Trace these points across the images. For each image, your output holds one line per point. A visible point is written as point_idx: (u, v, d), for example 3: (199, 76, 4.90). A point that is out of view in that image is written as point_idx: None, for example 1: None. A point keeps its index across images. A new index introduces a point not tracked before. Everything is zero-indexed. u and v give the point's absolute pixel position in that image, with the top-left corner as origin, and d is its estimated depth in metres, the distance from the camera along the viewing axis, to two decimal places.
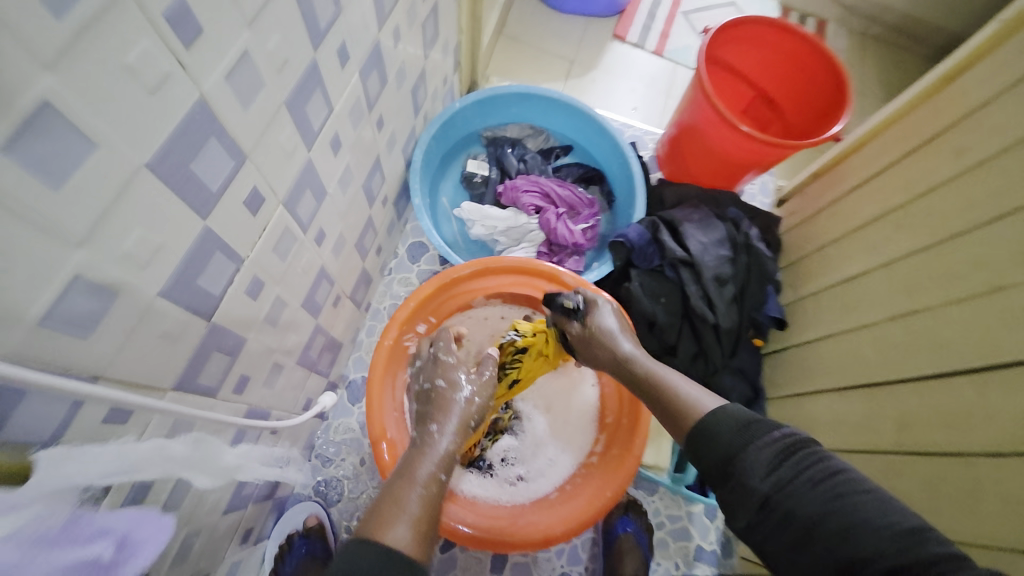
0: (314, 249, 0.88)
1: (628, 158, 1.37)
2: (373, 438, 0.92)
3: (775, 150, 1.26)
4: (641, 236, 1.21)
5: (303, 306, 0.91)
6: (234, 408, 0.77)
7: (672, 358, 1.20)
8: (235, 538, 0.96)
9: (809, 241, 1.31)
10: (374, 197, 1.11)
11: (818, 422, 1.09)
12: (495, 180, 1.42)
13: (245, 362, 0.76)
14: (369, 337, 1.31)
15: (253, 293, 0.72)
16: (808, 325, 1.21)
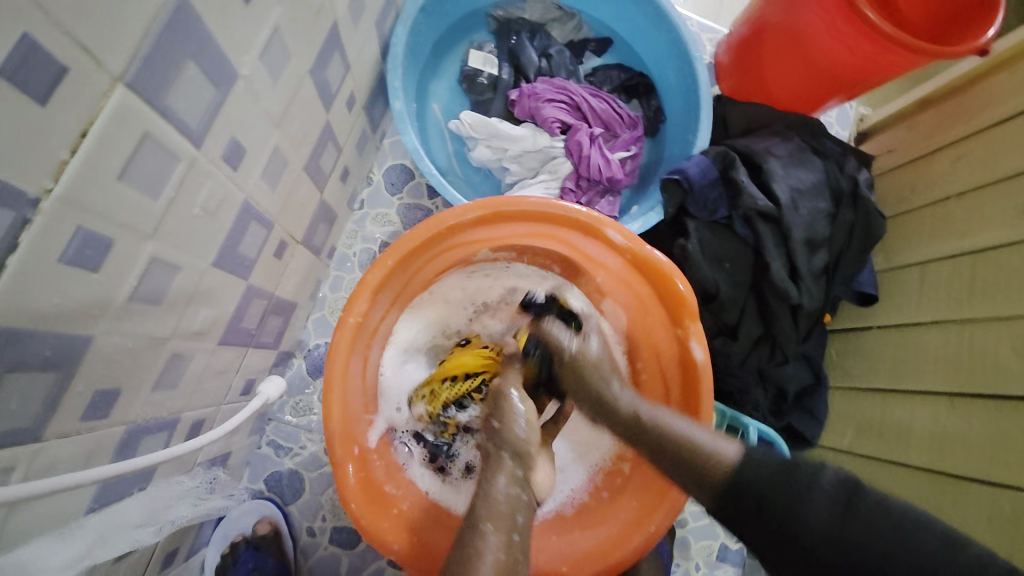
0: (228, 177, 0.53)
1: (692, 57, 0.96)
2: (332, 461, 0.63)
3: (902, 60, 0.88)
4: (704, 172, 0.87)
5: (216, 266, 0.57)
6: (97, 438, 0.48)
7: (731, 342, 0.90)
8: (154, 568, 0.70)
9: (916, 186, 0.95)
10: (332, 96, 0.73)
11: (908, 430, 0.83)
12: (508, 82, 1.03)
13: (100, 371, 0.45)
14: (334, 292, 0.99)
15: (95, 261, 0.40)
16: (904, 304, 0.91)
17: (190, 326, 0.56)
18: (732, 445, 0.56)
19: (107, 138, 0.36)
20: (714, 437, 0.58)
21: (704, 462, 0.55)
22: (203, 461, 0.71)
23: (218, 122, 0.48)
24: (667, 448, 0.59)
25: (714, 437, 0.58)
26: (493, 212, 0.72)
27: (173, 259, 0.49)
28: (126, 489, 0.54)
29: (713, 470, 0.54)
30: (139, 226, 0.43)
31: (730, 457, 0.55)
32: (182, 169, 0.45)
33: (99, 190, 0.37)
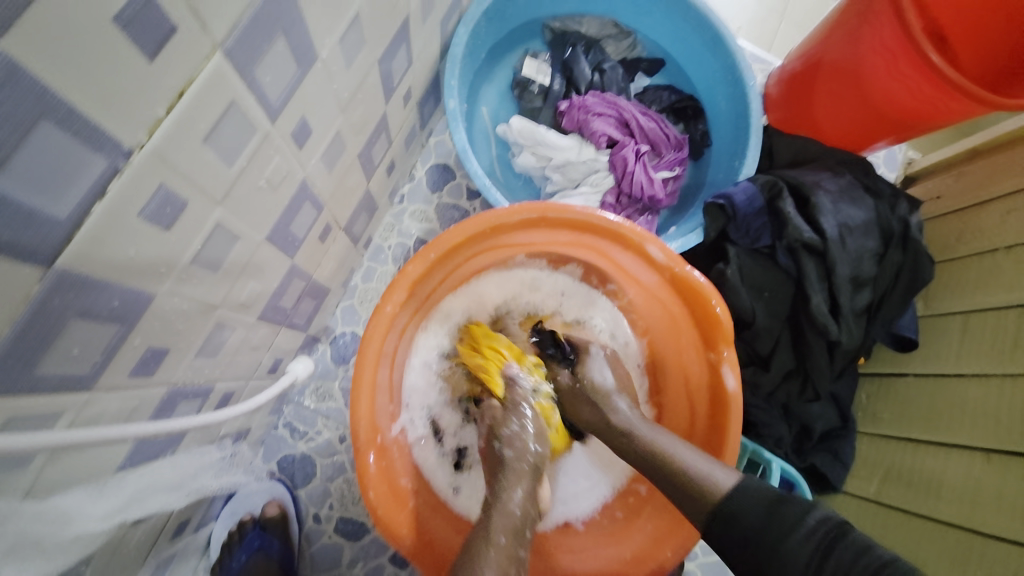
0: (293, 154, 0.54)
1: (747, 84, 0.96)
2: (355, 446, 0.63)
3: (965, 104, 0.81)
4: (750, 200, 0.87)
5: (270, 241, 0.58)
6: (140, 397, 0.48)
7: (762, 372, 0.89)
8: (166, 536, 0.71)
9: (964, 234, 0.92)
10: (393, 89, 0.75)
11: (938, 482, 0.79)
12: (558, 93, 1.04)
13: (155, 331, 0.46)
14: (366, 283, 1.00)
15: (168, 220, 0.40)
16: (944, 353, 0.88)
17: (237, 298, 0.57)
18: (728, 474, 0.58)
19: (199, 99, 0.38)
20: (709, 463, 0.59)
21: (700, 492, 0.57)
22: (227, 434, 0.71)
23: (294, 99, 0.49)
24: (666, 474, 0.60)
25: (714, 466, 0.59)
26: (538, 215, 0.72)
27: (235, 229, 0.50)
28: (157, 451, 0.54)
29: (709, 497, 0.56)
30: (212, 192, 0.44)
31: (723, 485, 0.57)
32: (257, 141, 0.46)
33: (184, 151, 0.39)
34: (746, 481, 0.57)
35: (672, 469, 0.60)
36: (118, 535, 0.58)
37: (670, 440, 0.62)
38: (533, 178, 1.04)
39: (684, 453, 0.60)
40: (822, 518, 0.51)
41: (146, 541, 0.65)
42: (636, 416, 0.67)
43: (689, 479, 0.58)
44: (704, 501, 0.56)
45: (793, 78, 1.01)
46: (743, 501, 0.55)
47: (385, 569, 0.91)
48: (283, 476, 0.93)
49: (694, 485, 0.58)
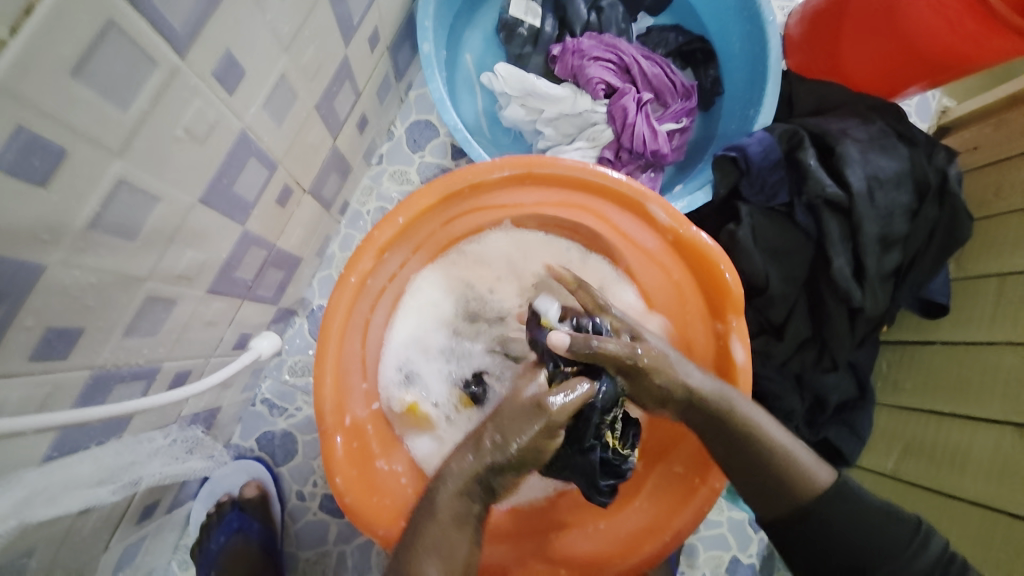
0: (221, 100, 0.46)
1: (765, 19, 0.84)
2: (321, 428, 0.58)
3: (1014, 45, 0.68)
4: (766, 151, 0.77)
5: (206, 202, 0.50)
6: (55, 382, 0.43)
7: (774, 342, 0.81)
8: (131, 521, 0.67)
9: (1008, 184, 0.79)
10: (354, 28, 0.64)
11: (965, 460, 0.72)
12: (551, 35, 0.93)
13: (44, 305, 0.39)
14: (344, 251, 0.92)
15: (41, 174, 0.34)
16: (976, 319, 0.78)
17: (173, 268, 0.50)
18: (825, 470, 0.54)
19: (58, 17, 0.30)
20: (814, 459, 0.54)
21: (805, 486, 0.52)
22: (186, 415, 0.66)
23: (210, 29, 0.41)
24: (734, 434, 0.52)
25: (813, 459, 0.54)
26: (523, 171, 0.63)
27: (150, 187, 0.43)
28: (90, 440, 0.49)
29: (807, 487, 0.52)
30: (103, 140, 0.37)
31: (823, 483, 0.53)
32: (162, 77, 0.38)
33: (47, 85, 0.32)
34: (844, 479, 0.54)
35: (745, 437, 0.52)
36: (64, 525, 0.54)
37: (752, 407, 0.54)
38: (523, 134, 0.94)
39: (773, 431, 0.53)
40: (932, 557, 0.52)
41: (104, 528, 0.62)
42: (714, 380, 0.54)
43: (785, 466, 0.52)
44: (796, 495, 0.52)
45: (818, 16, 0.86)
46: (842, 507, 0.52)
47: (372, 548, 0.86)
48: (263, 454, 0.89)
49: (786, 474, 0.52)
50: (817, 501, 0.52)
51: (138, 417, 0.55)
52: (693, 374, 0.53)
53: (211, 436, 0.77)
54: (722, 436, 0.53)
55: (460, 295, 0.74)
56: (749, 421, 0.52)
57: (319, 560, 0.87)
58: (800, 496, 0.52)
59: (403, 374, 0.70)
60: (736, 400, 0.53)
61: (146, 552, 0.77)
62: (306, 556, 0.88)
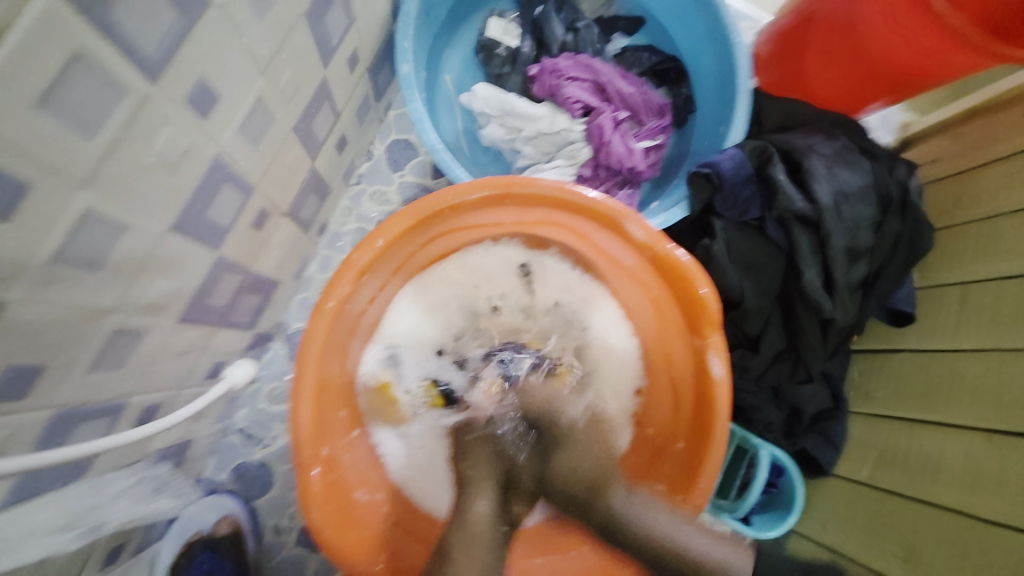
0: (195, 126, 0.45)
1: (732, 41, 0.87)
2: (297, 461, 0.56)
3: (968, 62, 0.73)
4: (737, 168, 0.79)
5: (177, 231, 0.49)
6: (14, 423, 0.41)
7: (751, 355, 0.83)
8: (99, 564, 0.63)
9: (966, 197, 0.83)
10: (332, 51, 0.64)
11: (937, 467, 0.74)
12: (528, 55, 0.95)
13: (4, 340, 0.37)
14: (322, 273, 0.91)
15: (4, 206, 0.33)
16: (941, 326, 0.81)
17: (141, 298, 0.49)
18: (740, 560, 0.57)
19: (25, 49, 0.29)
20: (724, 547, 0.58)
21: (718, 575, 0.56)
22: (156, 450, 0.64)
23: (184, 55, 0.40)
24: (655, 551, 0.56)
25: (726, 551, 0.57)
26: (502, 191, 0.63)
27: (117, 216, 0.41)
28: (48, 485, 0.47)
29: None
30: (69, 170, 0.36)
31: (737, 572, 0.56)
32: (133, 106, 0.38)
33: (10, 116, 0.31)
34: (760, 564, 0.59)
35: (671, 555, 0.55)
36: (28, 571, 0.50)
37: (675, 523, 0.57)
38: (502, 152, 0.95)
39: (692, 539, 0.56)
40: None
41: (71, 573, 0.58)
42: (639, 500, 0.59)
43: (687, 561, 0.55)
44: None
45: (783, 36, 0.90)
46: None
47: None
48: (238, 486, 0.85)
49: (692, 575, 0.55)
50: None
51: (102, 457, 0.53)
52: (618, 493, 0.59)
53: (185, 469, 0.74)
54: (630, 544, 0.57)
55: (442, 317, 0.74)
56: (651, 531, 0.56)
57: None
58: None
59: (387, 352, 0.70)
60: (671, 535, 0.56)
61: None
62: None
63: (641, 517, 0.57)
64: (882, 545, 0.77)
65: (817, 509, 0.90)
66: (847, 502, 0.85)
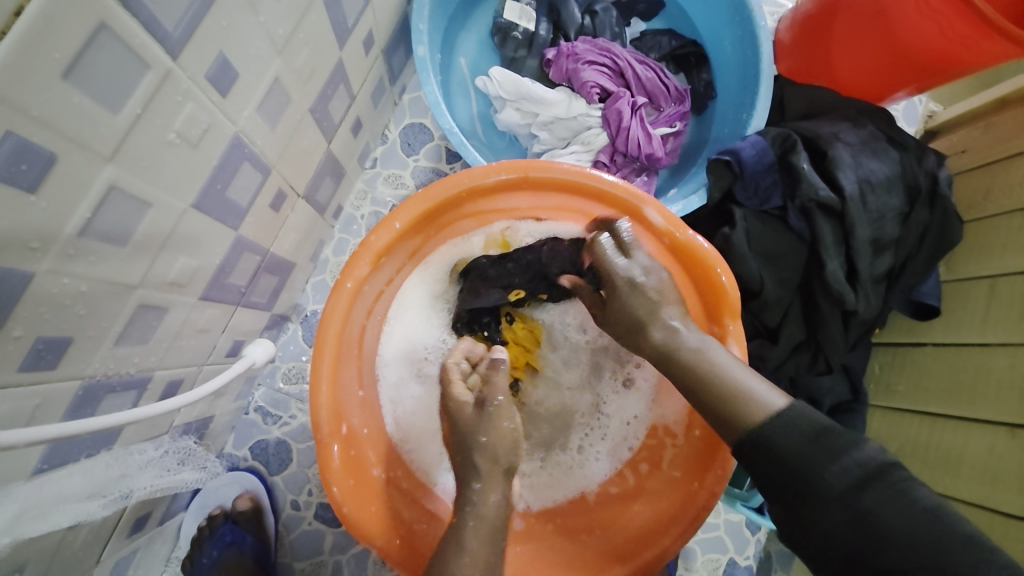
0: (214, 105, 0.45)
1: (756, 24, 0.85)
2: (317, 437, 0.57)
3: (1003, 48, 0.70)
4: (759, 155, 0.78)
5: (199, 209, 0.49)
6: (44, 394, 0.42)
7: (769, 346, 0.82)
8: (122, 533, 0.65)
9: (997, 188, 0.80)
10: (348, 31, 0.64)
11: (959, 464, 0.73)
12: (545, 39, 0.93)
13: (28, 314, 0.38)
14: (338, 255, 0.91)
15: (31, 180, 0.33)
16: (967, 321, 0.79)
17: (165, 275, 0.49)
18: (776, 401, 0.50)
19: (48, 21, 0.29)
20: (760, 387, 0.51)
21: (738, 410, 0.50)
22: (178, 425, 0.65)
23: (204, 31, 0.40)
24: (694, 380, 0.54)
25: (763, 391, 0.51)
26: (520, 175, 0.62)
27: (142, 193, 0.42)
28: (80, 453, 0.49)
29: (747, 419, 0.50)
30: (94, 145, 0.36)
31: (769, 411, 0.49)
32: (155, 81, 0.38)
33: (36, 88, 0.31)
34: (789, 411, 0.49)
35: (711, 385, 0.52)
36: (56, 538, 0.52)
37: (735, 363, 0.53)
38: (518, 137, 0.94)
39: (731, 367, 0.53)
40: (873, 453, 0.46)
41: (96, 540, 0.60)
42: (697, 337, 0.55)
43: (730, 396, 0.51)
44: (739, 420, 0.50)
45: (808, 20, 0.87)
46: (778, 432, 0.48)
47: (369, 558, 0.85)
48: (256, 464, 0.87)
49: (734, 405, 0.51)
50: (762, 426, 0.49)
51: (129, 428, 0.54)
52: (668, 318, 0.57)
53: (204, 445, 0.76)
54: (673, 367, 0.55)
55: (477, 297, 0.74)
56: (693, 360, 0.54)
57: (314, 571, 0.86)
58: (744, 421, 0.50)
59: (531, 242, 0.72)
60: (714, 361, 0.53)
61: (137, 565, 0.75)
62: (301, 567, 0.86)
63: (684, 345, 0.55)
64: None
65: None
66: None
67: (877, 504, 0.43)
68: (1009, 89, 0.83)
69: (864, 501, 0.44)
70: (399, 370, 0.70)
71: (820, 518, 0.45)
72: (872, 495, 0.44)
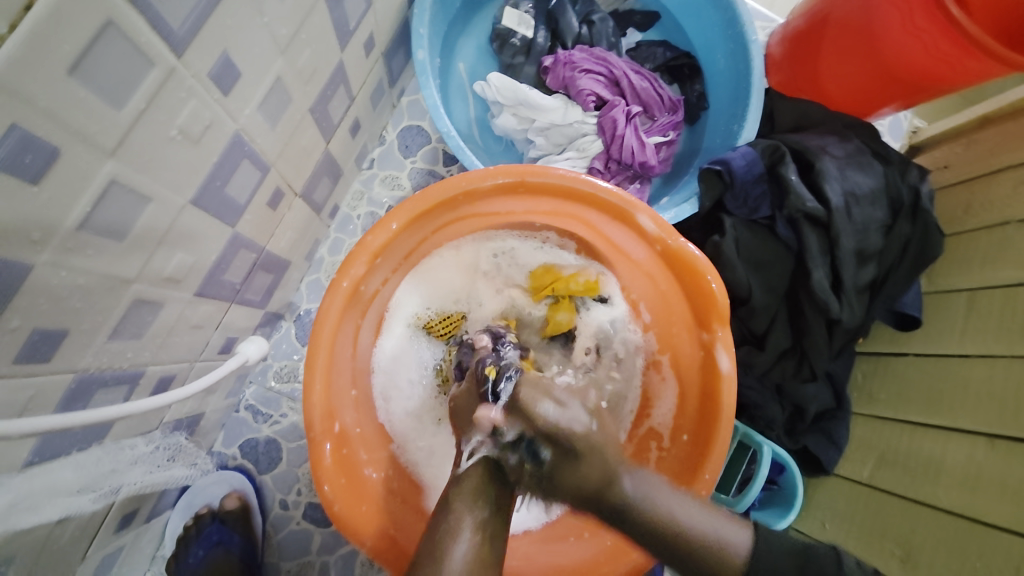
0: (216, 102, 0.45)
1: (748, 38, 0.87)
2: (309, 436, 0.57)
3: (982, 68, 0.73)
4: (749, 166, 0.80)
5: (197, 206, 0.50)
6: (37, 386, 0.42)
7: (756, 352, 0.83)
8: (108, 531, 0.65)
9: (978, 202, 0.83)
10: (350, 33, 0.65)
11: (938, 470, 0.74)
12: (543, 47, 0.95)
13: (25, 306, 0.38)
14: (333, 255, 0.92)
15: (33, 171, 0.33)
16: (947, 332, 0.82)
17: (161, 270, 0.50)
18: (739, 532, 0.54)
19: (57, 15, 0.30)
20: (722, 526, 0.54)
21: (717, 558, 0.52)
22: (170, 422, 0.65)
23: (208, 30, 0.41)
24: (661, 537, 0.52)
25: (728, 528, 0.54)
26: (515, 180, 0.63)
27: (143, 187, 0.42)
28: (72, 448, 0.49)
29: (725, 561, 0.52)
30: (98, 139, 0.36)
31: (736, 546, 0.53)
32: (159, 78, 0.38)
33: (43, 81, 0.31)
34: (762, 534, 0.54)
35: (672, 531, 0.52)
36: (42, 533, 0.52)
37: (677, 497, 0.54)
38: (515, 142, 0.95)
39: (690, 515, 0.53)
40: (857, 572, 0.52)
41: (82, 538, 0.60)
42: (645, 485, 0.53)
43: (701, 545, 0.52)
44: (721, 568, 0.52)
45: (798, 36, 0.90)
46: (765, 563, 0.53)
47: (357, 558, 0.85)
48: (245, 463, 0.87)
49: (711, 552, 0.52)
50: (740, 565, 0.52)
51: (120, 423, 0.54)
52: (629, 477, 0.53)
53: (194, 442, 0.75)
54: (637, 526, 0.52)
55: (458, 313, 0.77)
56: (660, 517, 0.52)
57: (301, 571, 0.85)
58: (713, 567, 0.52)
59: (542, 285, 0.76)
60: (672, 512, 0.53)
61: (122, 564, 0.74)
62: (288, 567, 0.86)
63: (626, 494, 0.52)
64: (881, 544, 0.78)
65: (815, 507, 0.92)
66: (846, 501, 0.86)
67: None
68: (988, 108, 0.86)
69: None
70: (391, 381, 0.71)
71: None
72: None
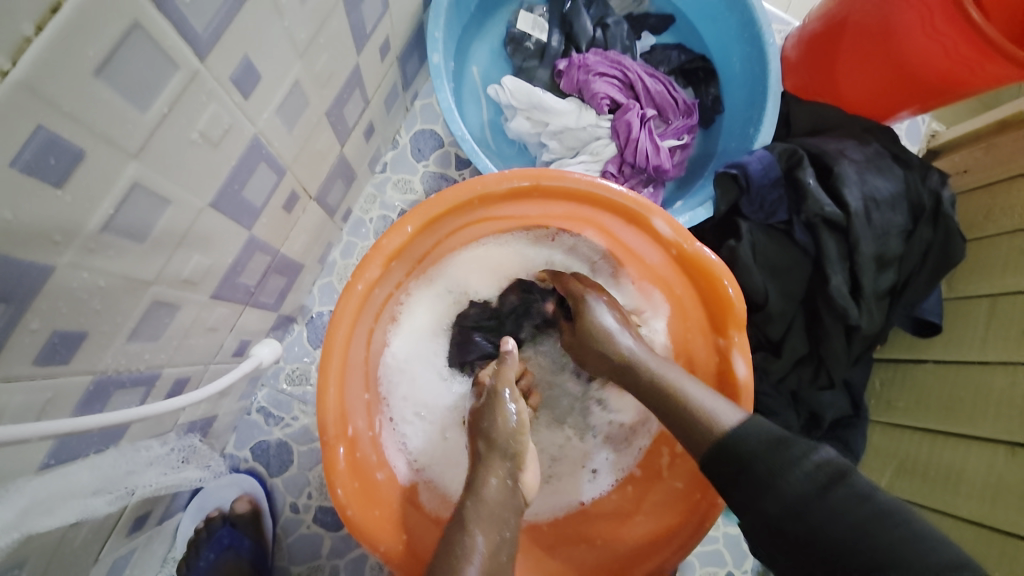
0: (237, 105, 0.46)
1: (765, 42, 0.86)
2: (322, 440, 0.56)
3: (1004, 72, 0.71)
4: (766, 170, 0.79)
5: (215, 208, 0.50)
6: (56, 387, 0.42)
7: (773, 358, 0.82)
8: (121, 532, 0.65)
9: (1000, 207, 0.81)
10: (366, 37, 0.65)
11: (961, 480, 0.72)
12: (557, 51, 0.94)
13: (45, 309, 0.38)
14: (345, 258, 0.92)
15: (57, 174, 0.33)
16: (968, 339, 0.80)
17: (179, 273, 0.50)
18: (732, 410, 0.51)
19: (82, 19, 0.30)
20: (714, 401, 0.52)
21: (700, 423, 0.51)
22: (184, 424, 0.65)
23: (231, 35, 0.41)
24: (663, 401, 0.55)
25: (717, 406, 0.52)
26: (530, 183, 0.62)
27: (163, 190, 0.42)
28: (89, 449, 0.49)
29: (705, 431, 0.51)
30: (120, 142, 0.36)
31: (726, 422, 0.51)
32: (182, 81, 0.38)
33: (68, 85, 0.31)
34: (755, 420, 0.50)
35: (667, 391, 0.55)
36: (57, 535, 0.52)
37: (684, 377, 0.56)
38: (528, 146, 0.95)
39: (687, 384, 0.55)
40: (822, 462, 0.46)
41: (95, 539, 0.60)
42: (651, 353, 0.59)
43: (688, 408, 0.53)
44: (698, 436, 0.51)
45: (813, 40, 0.89)
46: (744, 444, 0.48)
47: (367, 563, 0.84)
48: (256, 465, 0.87)
49: (693, 415, 0.52)
50: (724, 439, 0.49)
51: (136, 425, 0.54)
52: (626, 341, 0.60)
53: (207, 445, 0.76)
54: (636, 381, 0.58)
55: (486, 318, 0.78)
56: (656, 377, 0.56)
57: None
58: (701, 438, 0.51)
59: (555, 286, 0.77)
60: (673, 382, 0.55)
61: (134, 565, 0.74)
62: (298, 571, 0.85)
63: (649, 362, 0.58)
64: None
65: None
66: None
67: (834, 510, 0.43)
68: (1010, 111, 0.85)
69: (823, 507, 0.44)
70: (403, 384, 0.71)
71: (788, 529, 0.45)
72: (832, 503, 0.44)
